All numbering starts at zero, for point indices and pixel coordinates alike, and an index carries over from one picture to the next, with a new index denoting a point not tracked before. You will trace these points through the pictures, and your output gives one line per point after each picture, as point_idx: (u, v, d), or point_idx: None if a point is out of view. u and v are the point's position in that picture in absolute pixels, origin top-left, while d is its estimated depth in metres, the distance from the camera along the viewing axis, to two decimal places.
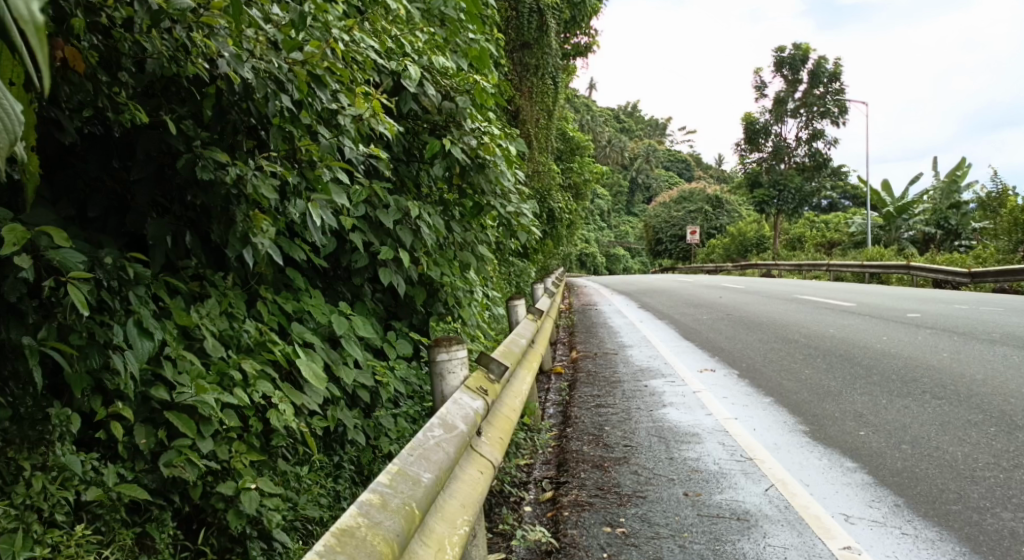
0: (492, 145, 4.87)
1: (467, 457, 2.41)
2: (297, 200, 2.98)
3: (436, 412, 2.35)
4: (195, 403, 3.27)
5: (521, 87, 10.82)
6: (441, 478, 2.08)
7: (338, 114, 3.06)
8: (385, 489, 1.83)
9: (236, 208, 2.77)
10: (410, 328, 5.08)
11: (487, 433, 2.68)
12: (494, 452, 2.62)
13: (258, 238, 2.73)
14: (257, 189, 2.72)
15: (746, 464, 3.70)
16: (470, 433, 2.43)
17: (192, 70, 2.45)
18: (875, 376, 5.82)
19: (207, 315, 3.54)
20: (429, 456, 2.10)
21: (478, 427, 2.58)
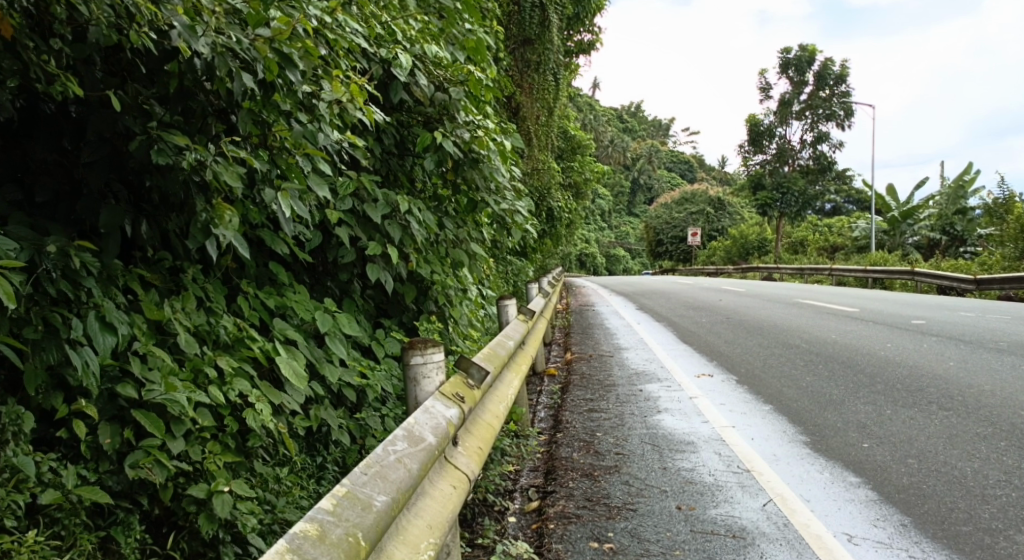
0: (486, 139, 4.71)
1: (438, 470, 2.25)
2: (270, 189, 2.84)
3: (403, 422, 2.20)
4: (164, 401, 3.09)
5: (522, 83, 10.69)
6: (400, 500, 1.92)
7: (314, 99, 2.94)
8: (327, 516, 1.68)
9: (198, 197, 2.65)
10: (399, 327, 4.90)
11: (464, 442, 2.52)
12: (471, 463, 2.45)
13: (219, 230, 2.61)
14: (219, 176, 2.57)
15: (743, 477, 3.54)
16: (442, 445, 2.27)
17: (138, 41, 2.27)
18: (879, 385, 5.66)
19: (181, 308, 3.36)
20: (387, 475, 1.94)
21: (453, 437, 2.41)
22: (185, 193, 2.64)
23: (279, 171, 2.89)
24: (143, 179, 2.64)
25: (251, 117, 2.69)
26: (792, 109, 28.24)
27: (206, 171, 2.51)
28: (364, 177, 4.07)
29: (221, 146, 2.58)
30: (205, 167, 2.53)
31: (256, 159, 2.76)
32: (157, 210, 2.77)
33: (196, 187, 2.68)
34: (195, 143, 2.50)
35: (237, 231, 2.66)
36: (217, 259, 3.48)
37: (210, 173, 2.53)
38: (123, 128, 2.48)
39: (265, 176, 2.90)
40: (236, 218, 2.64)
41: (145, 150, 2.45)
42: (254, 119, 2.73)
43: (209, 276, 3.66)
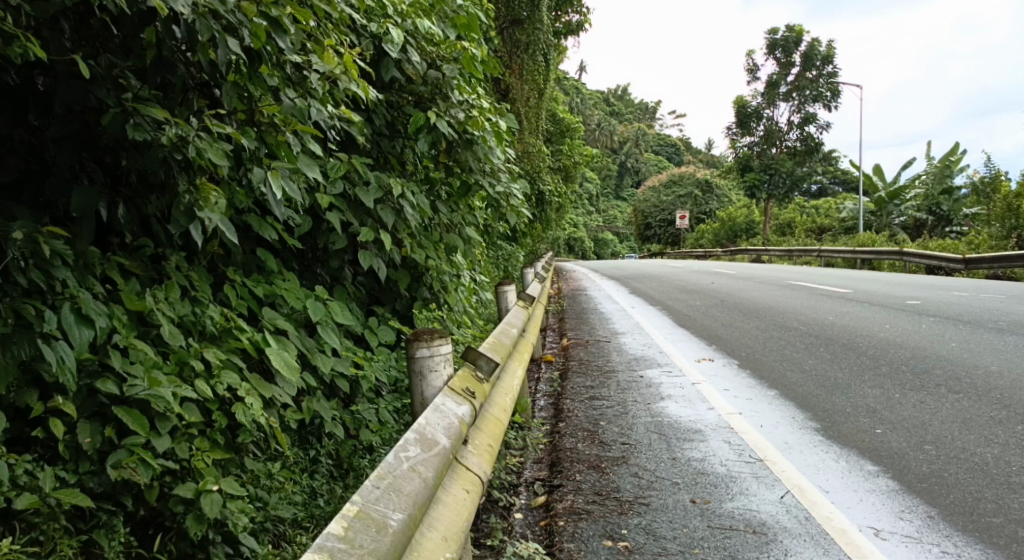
0: (481, 119, 4.53)
1: (450, 474, 2.09)
2: (258, 167, 2.65)
3: (411, 424, 2.03)
4: (148, 397, 2.92)
5: (511, 64, 10.46)
6: (414, 514, 1.77)
7: (304, 72, 2.76)
8: (341, 544, 1.51)
9: (180, 177, 2.46)
10: (393, 315, 4.72)
11: (474, 440, 2.36)
12: (481, 461, 2.29)
13: (204, 213, 2.43)
14: (202, 153, 2.38)
15: (756, 467, 3.39)
16: (453, 447, 2.11)
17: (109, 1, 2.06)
18: (883, 367, 5.53)
19: (164, 298, 3.18)
20: (400, 488, 1.78)
21: (463, 436, 2.25)
22: (165, 173, 2.44)
23: (268, 149, 2.70)
24: (119, 158, 2.45)
25: (235, 89, 2.54)
26: (780, 90, 28.07)
27: (189, 150, 2.31)
28: (354, 159, 3.87)
29: (205, 120, 2.39)
30: (188, 143, 2.34)
31: (243, 136, 2.58)
32: (135, 192, 2.58)
33: (177, 166, 2.50)
34: (175, 117, 2.30)
35: (223, 214, 2.49)
36: (204, 245, 3.30)
37: (193, 150, 2.34)
38: (96, 102, 2.28)
39: (252, 154, 2.71)
40: (222, 199, 2.48)
41: (120, 125, 2.25)
42: (237, 89, 2.55)
43: (194, 264, 3.48)
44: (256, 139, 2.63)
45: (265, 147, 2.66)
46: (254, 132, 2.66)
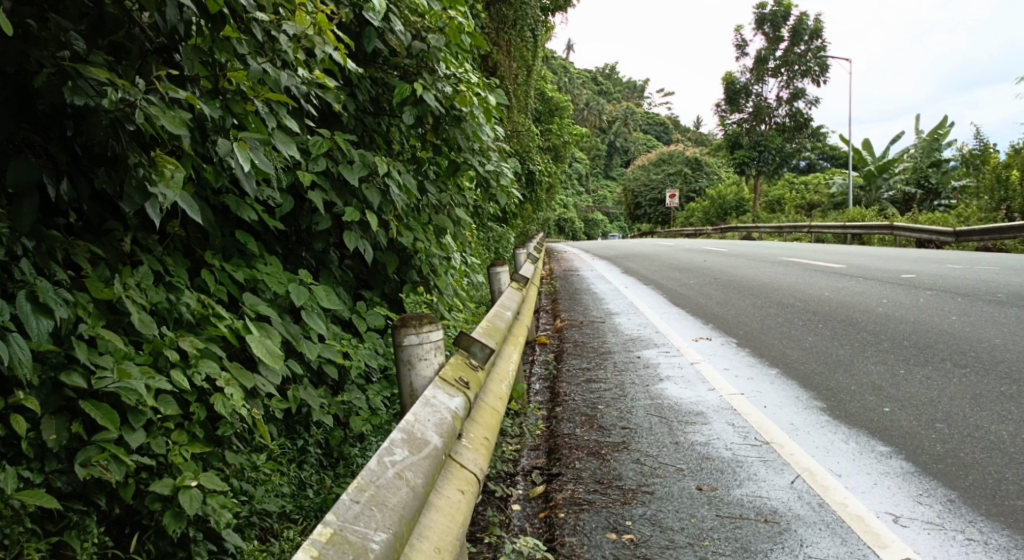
0: (469, 93, 4.35)
1: (444, 475, 1.93)
2: (224, 138, 2.45)
3: (398, 423, 1.86)
4: (118, 390, 2.73)
5: (499, 40, 10.23)
6: (403, 528, 1.59)
7: (273, 35, 2.58)
8: None
9: (133, 150, 2.26)
10: (381, 299, 4.55)
11: (468, 434, 2.19)
12: (475, 456, 2.12)
13: (158, 189, 2.27)
14: (154, 120, 2.17)
15: (762, 450, 3.24)
16: (445, 446, 1.95)
17: None
18: (884, 343, 5.39)
19: (135, 284, 2.99)
20: (387, 499, 1.61)
21: (457, 432, 2.08)
22: (123, 148, 2.25)
23: (236, 120, 2.52)
24: (66, 128, 2.25)
25: (198, 53, 2.30)
26: (768, 66, 27.84)
27: (137, 114, 2.11)
28: (337, 136, 3.68)
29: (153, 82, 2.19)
30: (132, 107, 2.13)
31: (203, 104, 2.38)
32: (86, 168, 2.38)
33: (130, 139, 2.30)
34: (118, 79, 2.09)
35: (181, 190, 2.29)
36: (168, 225, 3.09)
37: (140, 115, 2.13)
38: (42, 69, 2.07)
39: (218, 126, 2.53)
40: (178, 172, 2.31)
41: (61, 89, 2.02)
42: (199, 53, 2.33)
43: (166, 248, 3.31)
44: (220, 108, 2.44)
45: (232, 117, 2.48)
46: (219, 102, 2.48)
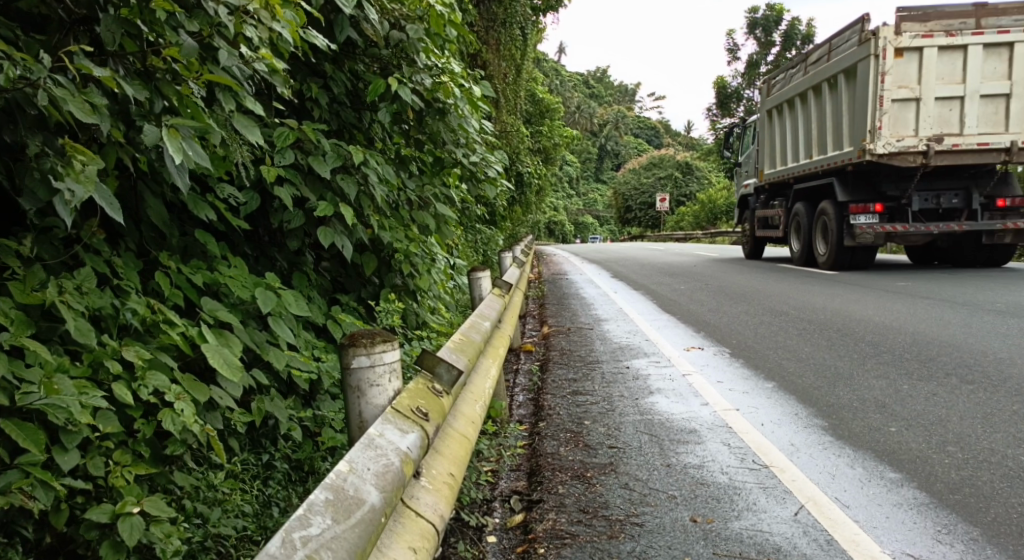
0: (452, 85, 4.09)
1: (388, 536, 1.67)
2: (152, 125, 2.17)
3: (329, 478, 1.59)
4: (45, 408, 2.43)
5: (488, 39, 9.98)
6: None
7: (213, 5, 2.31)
8: None
9: (36, 140, 1.97)
10: (358, 303, 4.24)
11: (426, 476, 1.94)
12: (435, 499, 1.90)
13: (64, 183, 1.95)
14: (60, 105, 1.91)
15: (760, 474, 2.96)
16: (389, 500, 1.68)
17: None
18: (886, 355, 5.11)
19: (73, 288, 2.68)
20: None
21: (409, 477, 1.83)
22: (28, 134, 1.96)
23: (167, 104, 2.24)
24: None
25: (125, 26, 2.13)
26: (760, 71, 27.70)
27: (37, 92, 1.84)
28: (306, 126, 3.37)
29: (59, 57, 1.94)
30: (36, 86, 1.86)
31: (128, 84, 2.11)
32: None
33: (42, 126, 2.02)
34: (14, 50, 1.84)
35: (94, 183, 2.00)
36: (92, 222, 2.79)
37: (43, 95, 1.86)
38: None
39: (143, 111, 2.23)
40: (90, 164, 2.01)
41: None
42: (124, 25, 2.12)
43: (117, 248, 3.00)
44: (147, 89, 2.16)
45: (162, 101, 2.19)
46: (147, 84, 2.20)
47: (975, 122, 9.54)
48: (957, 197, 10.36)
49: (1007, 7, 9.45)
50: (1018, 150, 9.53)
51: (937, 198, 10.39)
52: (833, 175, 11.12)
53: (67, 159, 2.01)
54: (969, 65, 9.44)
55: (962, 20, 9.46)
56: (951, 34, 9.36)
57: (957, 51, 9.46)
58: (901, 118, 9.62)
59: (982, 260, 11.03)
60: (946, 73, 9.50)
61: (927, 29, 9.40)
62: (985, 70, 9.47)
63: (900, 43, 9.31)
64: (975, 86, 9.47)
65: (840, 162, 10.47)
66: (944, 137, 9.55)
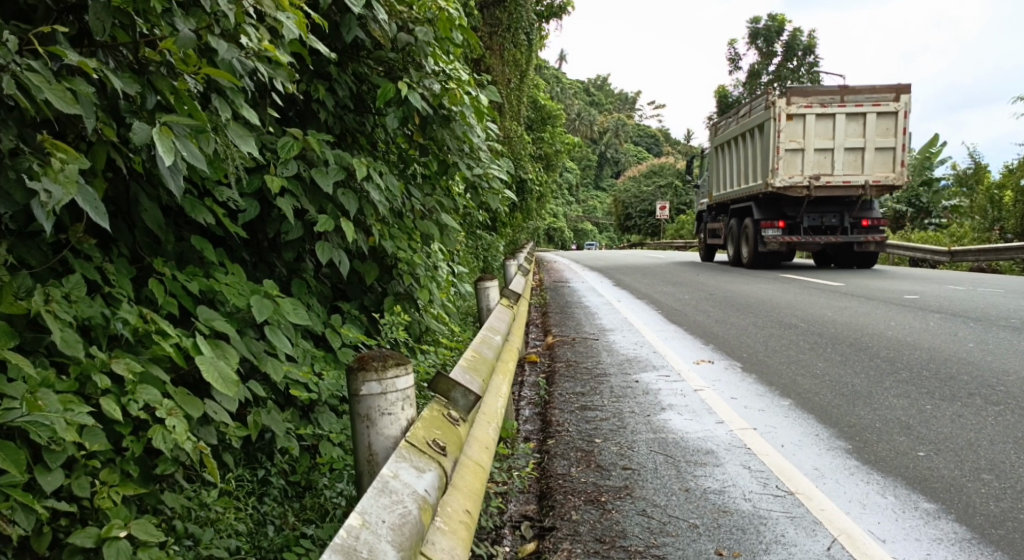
0: (460, 91, 3.93)
1: None
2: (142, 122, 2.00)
3: (339, 535, 1.48)
4: (26, 426, 2.25)
5: (491, 44, 9.91)
6: None
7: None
8: None
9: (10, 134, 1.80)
10: (360, 312, 4.07)
11: (441, 518, 1.85)
12: (451, 542, 1.81)
13: (41, 182, 1.79)
14: (36, 94, 1.73)
15: (786, 502, 2.79)
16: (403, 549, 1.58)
17: None
18: (903, 372, 4.94)
19: (60, 296, 2.51)
20: None
21: (425, 521, 1.74)
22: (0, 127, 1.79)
23: (160, 100, 2.08)
24: None
25: (117, 14, 1.97)
26: (761, 80, 27.58)
27: (4, 78, 1.67)
28: (311, 135, 3.21)
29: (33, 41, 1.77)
30: (5, 71, 1.69)
31: (116, 77, 1.96)
32: None
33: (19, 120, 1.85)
34: None
35: (74, 183, 1.83)
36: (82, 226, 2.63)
37: (11, 81, 1.69)
38: None
39: (135, 106, 2.07)
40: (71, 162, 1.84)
41: None
42: (113, 12, 1.95)
43: (110, 254, 2.84)
44: (138, 83, 2.02)
45: (155, 96, 2.04)
46: (139, 78, 2.05)
47: (843, 167, 12.95)
48: (836, 217, 13.80)
49: (861, 86, 12.71)
50: (870, 187, 12.97)
51: (823, 219, 13.88)
52: (751, 201, 14.79)
53: (46, 156, 1.86)
54: (838, 126, 12.78)
55: (831, 95, 12.72)
56: (823, 106, 12.71)
57: (829, 118, 12.81)
58: (792, 163, 13.02)
59: (852, 265, 14.79)
60: (821, 132, 12.83)
61: (808, 101, 12.69)
62: (847, 131, 12.86)
63: (790, 110, 12.64)
64: (841, 141, 12.82)
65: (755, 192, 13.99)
66: (821, 177, 12.95)
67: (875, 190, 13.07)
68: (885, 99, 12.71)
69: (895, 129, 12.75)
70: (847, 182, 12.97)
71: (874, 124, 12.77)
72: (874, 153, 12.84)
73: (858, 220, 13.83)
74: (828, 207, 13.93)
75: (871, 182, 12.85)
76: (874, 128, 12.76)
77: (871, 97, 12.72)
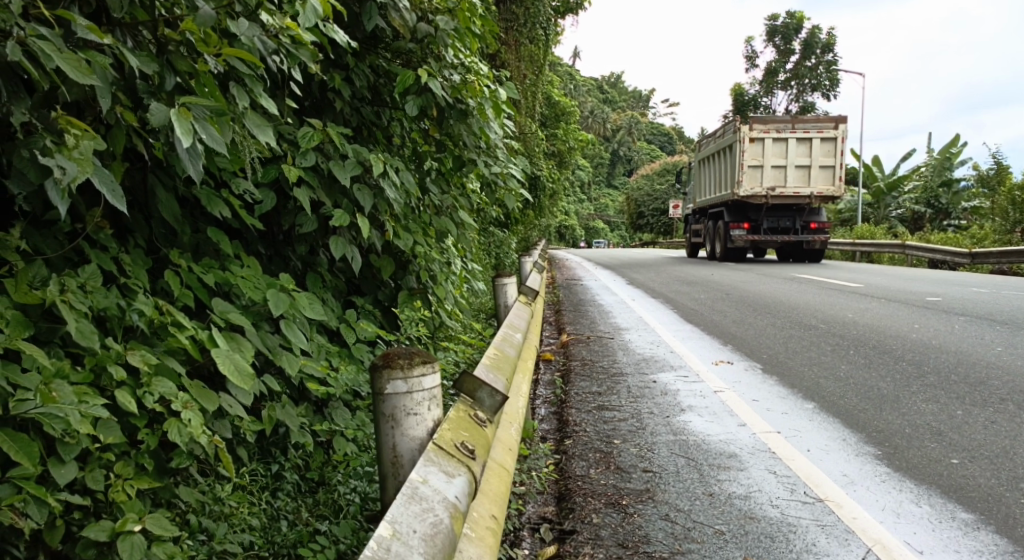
0: (479, 83, 3.84)
1: None
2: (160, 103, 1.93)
3: (370, 543, 1.43)
4: (40, 417, 2.20)
5: (508, 39, 9.78)
6: None
7: None
8: None
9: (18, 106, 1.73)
10: (375, 307, 4.00)
11: (471, 525, 1.80)
12: (480, 550, 1.76)
13: (55, 160, 1.74)
14: (47, 63, 1.66)
15: (816, 510, 2.70)
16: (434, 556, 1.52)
17: None
18: (930, 376, 4.82)
19: (76, 286, 2.44)
20: None
21: (456, 529, 1.70)
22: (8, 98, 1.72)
23: (179, 81, 2.02)
24: None
25: None
26: (778, 78, 27.33)
27: (9, 44, 1.60)
28: (329, 125, 3.14)
29: (40, 8, 1.70)
30: (10, 38, 1.62)
31: (133, 55, 1.89)
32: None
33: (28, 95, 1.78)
34: None
35: (89, 160, 1.77)
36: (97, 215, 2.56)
37: (18, 48, 1.62)
38: None
39: (152, 88, 2.00)
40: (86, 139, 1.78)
41: None
42: None
43: (125, 243, 2.78)
44: (156, 63, 1.95)
45: (172, 76, 1.98)
46: (157, 57, 1.98)
47: (793, 181, 15.18)
48: (789, 220, 16.02)
49: (809, 116, 14.84)
50: (815, 198, 15.17)
51: (781, 221, 15.99)
52: (725, 204, 16.56)
53: (60, 134, 1.79)
54: (788, 149, 15.05)
55: (784, 124, 14.93)
56: (779, 132, 14.92)
57: (783, 141, 15.03)
58: (753, 176, 15.20)
59: (801, 259, 17.26)
60: (776, 152, 15.08)
61: (766, 127, 14.89)
62: (798, 151, 15.03)
63: (750, 135, 14.93)
64: (792, 161, 15.06)
65: (721, 199, 16.47)
66: (776, 189, 15.15)
67: (820, 199, 15.25)
68: (829, 127, 14.87)
69: (836, 151, 14.91)
70: (797, 193, 15.16)
71: (819, 147, 14.94)
72: (819, 169, 15.00)
73: (807, 223, 15.96)
74: (782, 211, 16.14)
75: (816, 194, 15.06)
76: (819, 150, 14.93)
77: (817, 124, 14.90)
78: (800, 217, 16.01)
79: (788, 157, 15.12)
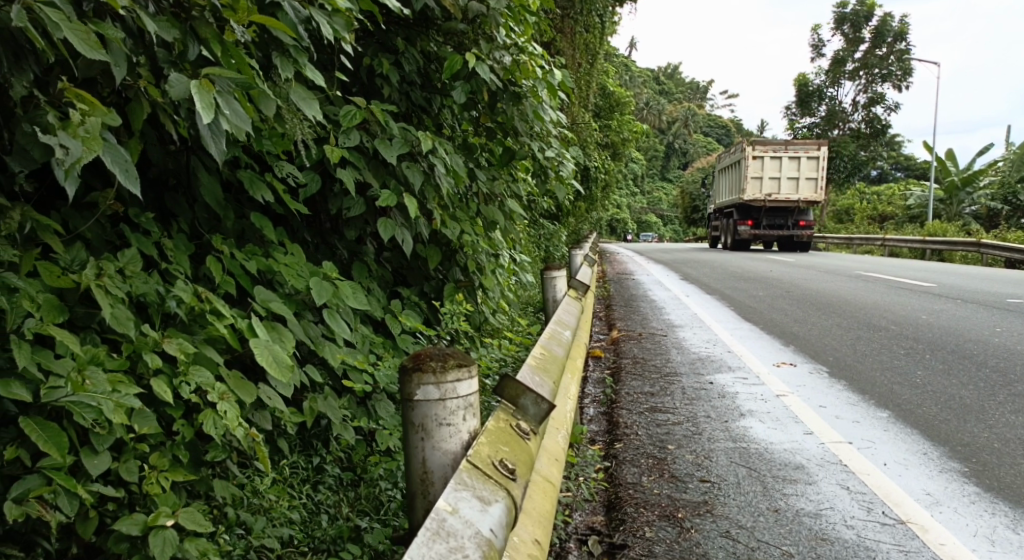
0: (533, 64, 3.64)
1: None
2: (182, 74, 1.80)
3: None
4: (71, 406, 2.08)
5: (564, 27, 9.51)
6: None
7: None
8: None
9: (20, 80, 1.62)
10: (421, 298, 3.84)
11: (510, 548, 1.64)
12: None
13: (58, 137, 1.62)
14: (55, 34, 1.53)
15: (897, 534, 2.45)
16: None
17: None
18: (1017, 385, 4.46)
19: (114, 270, 2.33)
20: None
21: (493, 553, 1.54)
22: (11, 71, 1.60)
23: (205, 52, 1.88)
24: None
25: None
26: (845, 68, 26.42)
27: (15, 9, 1.46)
28: (374, 104, 2.99)
29: None
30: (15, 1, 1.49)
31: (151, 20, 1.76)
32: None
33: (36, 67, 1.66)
34: None
35: (98, 140, 1.65)
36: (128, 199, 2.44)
37: (25, 15, 1.48)
38: None
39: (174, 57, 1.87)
40: (97, 117, 1.66)
41: None
42: None
43: (167, 228, 2.67)
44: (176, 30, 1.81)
45: (195, 45, 1.84)
46: (179, 25, 1.84)
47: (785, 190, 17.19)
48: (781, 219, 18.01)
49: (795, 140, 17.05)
50: (801, 204, 17.23)
51: (777, 220, 17.89)
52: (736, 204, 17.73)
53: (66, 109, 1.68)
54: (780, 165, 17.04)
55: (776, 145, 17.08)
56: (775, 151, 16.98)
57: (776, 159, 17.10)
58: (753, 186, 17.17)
59: (796, 249, 19.36)
60: (774, 167, 17.02)
61: (766, 147, 16.94)
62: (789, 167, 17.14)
63: (750, 154, 16.84)
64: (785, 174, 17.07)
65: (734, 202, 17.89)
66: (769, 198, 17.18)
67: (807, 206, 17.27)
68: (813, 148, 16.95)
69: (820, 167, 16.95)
70: (788, 200, 17.19)
71: (806, 163, 17.00)
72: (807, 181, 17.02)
73: (798, 221, 17.83)
74: (777, 212, 18.10)
75: (803, 201, 17.11)
76: (806, 166, 16.98)
77: (805, 146, 17.02)
78: (791, 217, 17.98)
79: (783, 171, 17.07)
